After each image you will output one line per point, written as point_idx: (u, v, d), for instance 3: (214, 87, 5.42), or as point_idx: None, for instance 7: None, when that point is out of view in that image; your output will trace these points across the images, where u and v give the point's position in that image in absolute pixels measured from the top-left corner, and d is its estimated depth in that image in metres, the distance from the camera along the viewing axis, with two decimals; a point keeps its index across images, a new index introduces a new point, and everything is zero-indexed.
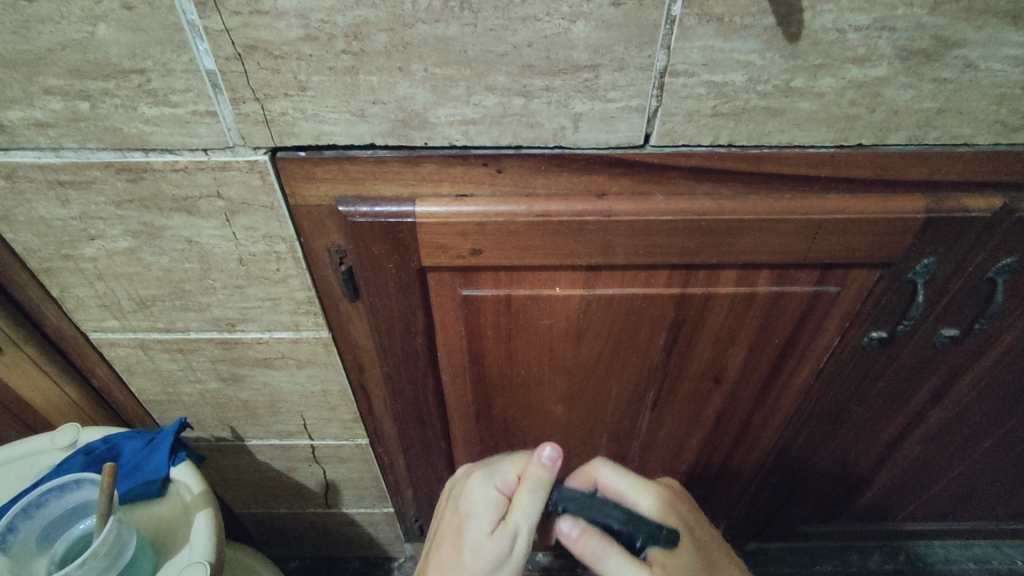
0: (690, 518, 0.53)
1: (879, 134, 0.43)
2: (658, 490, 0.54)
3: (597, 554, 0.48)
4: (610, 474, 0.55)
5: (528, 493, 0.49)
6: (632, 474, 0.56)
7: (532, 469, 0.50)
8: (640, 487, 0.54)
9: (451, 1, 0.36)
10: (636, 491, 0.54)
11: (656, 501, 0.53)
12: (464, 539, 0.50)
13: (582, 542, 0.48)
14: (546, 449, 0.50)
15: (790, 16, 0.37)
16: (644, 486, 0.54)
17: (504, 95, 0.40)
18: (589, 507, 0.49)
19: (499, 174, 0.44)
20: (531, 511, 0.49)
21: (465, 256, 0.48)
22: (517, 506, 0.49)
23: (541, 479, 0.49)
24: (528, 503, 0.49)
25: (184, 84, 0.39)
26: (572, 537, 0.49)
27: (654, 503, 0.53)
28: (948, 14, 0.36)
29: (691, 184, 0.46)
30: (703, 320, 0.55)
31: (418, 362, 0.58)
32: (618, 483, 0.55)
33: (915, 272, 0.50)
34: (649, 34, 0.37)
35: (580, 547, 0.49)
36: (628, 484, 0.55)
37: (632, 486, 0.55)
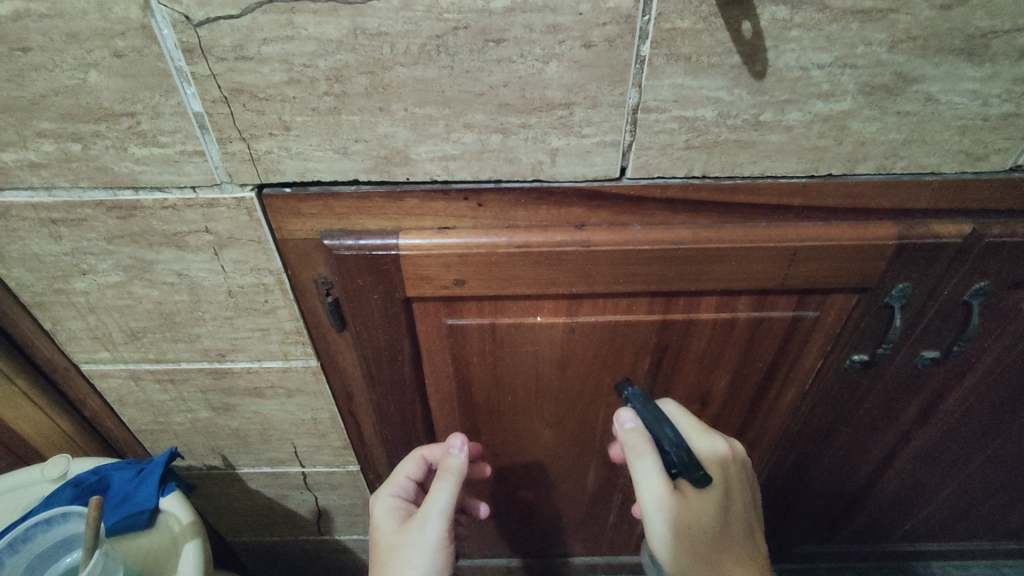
0: (733, 476, 0.51)
1: (848, 164, 0.44)
2: (713, 441, 0.52)
3: (636, 452, 0.50)
4: (674, 415, 0.55)
5: (447, 485, 0.54)
6: (698, 422, 0.55)
7: (453, 464, 0.55)
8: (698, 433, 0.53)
9: (428, 45, 0.37)
10: (694, 436, 0.53)
11: (712, 450, 0.52)
12: (382, 542, 0.58)
13: (629, 435, 0.51)
14: (456, 439, 0.56)
15: (755, 55, 0.38)
16: (705, 433, 0.53)
17: (482, 132, 0.41)
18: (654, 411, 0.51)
19: (480, 208, 0.46)
20: (448, 500, 0.55)
21: (449, 287, 0.49)
22: (432, 501, 0.55)
23: (456, 473, 0.55)
24: (444, 495, 0.55)
25: (172, 125, 0.41)
26: (624, 427, 0.52)
27: (708, 451, 0.52)
28: (907, 51, 0.38)
29: (668, 215, 0.47)
30: (686, 346, 0.56)
31: (407, 389, 0.59)
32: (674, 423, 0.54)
33: (891, 296, 0.51)
34: (619, 74, 0.39)
35: (625, 438, 0.51)
36: (690, 427, 0.54)
37: (692, 432, 0.53)
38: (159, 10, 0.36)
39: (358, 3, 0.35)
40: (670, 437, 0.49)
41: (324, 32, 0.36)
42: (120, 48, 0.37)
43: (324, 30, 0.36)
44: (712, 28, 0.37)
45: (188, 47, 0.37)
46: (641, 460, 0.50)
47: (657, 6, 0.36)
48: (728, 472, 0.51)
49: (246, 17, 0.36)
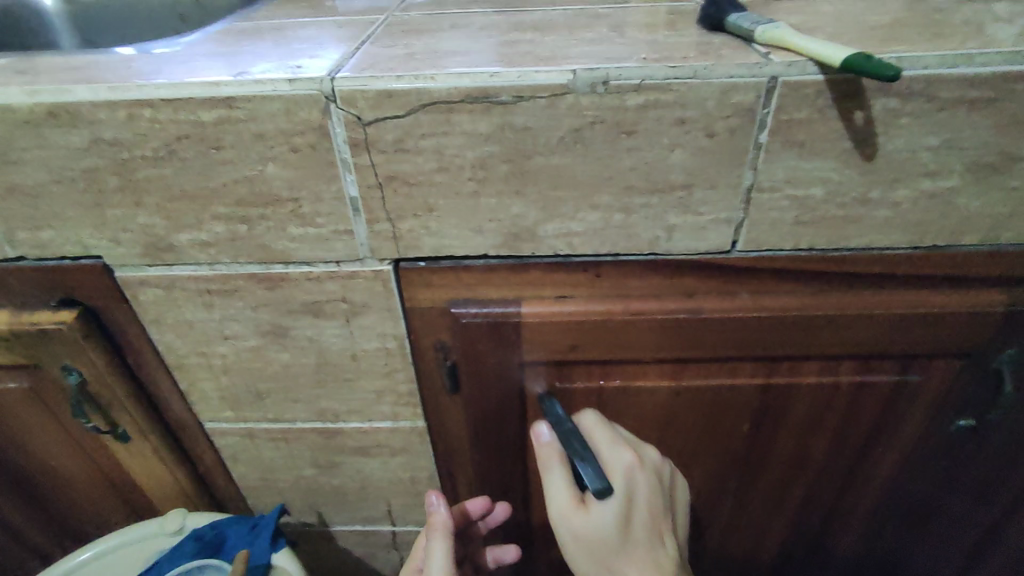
0: (641, 488, 0.48)
1: (953, 236, 0.46)
2: (619, 453, 0.49)
3: (548, 467, 0.51)
4: (592, 423, 0.53)
5: (439, 542, 0.56)
6: (614, 434, 0.52)
7: (436, 519, 0.57)
8: (607, 445, 0.50)
9: (566, 137, 0.42)
10: (606, 448, 0.50)
11: (616, 461, 0.49)
12: None
13: (544, 448, 0.52)
14: (433, 496, 0.59)
15: (866, 139, 0.41)
16: (614, 445, 0.50)
17: (606, 211, 0.45)
18: (570, 435, 0.51)
19: (597, 279, 0.49)
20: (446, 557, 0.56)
21: (562, 352, 0.52)
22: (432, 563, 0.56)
23: (444, 527, 0.57)
24: (440, 553, 0.56)
25: (329, 208, 0.46)
26: (540, 441, 0.52)
27: (611, 462, 0.49)
28: (1012, 134, 0.41)
29: (774, 284, 0.49)
30: (787, 410, 0.56)
31: (508, 450, 0.61)
32: (589, 436, 0.52)
33: (1000, 360, 0.51)
34: (738, 159, 0.42)
35: (540, 452, 0.52)
36: (604, 439, 0.51)
37: (605, 444, 0.51)
38: (335, 113, 0.41)
39: (508, 103, 0.40)
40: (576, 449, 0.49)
41: (475, 128, 0.41)
42: (297, 144, 0.42)
43: (475, 126, 0.41)
44: (827, 117, 0.40)
45: (356, 141, 0.42)
46: (550, 474, 0.51)
47: (777, 100, 0.40)
48: (634, 484, 0.48)
49: (410, 117, 0.41)
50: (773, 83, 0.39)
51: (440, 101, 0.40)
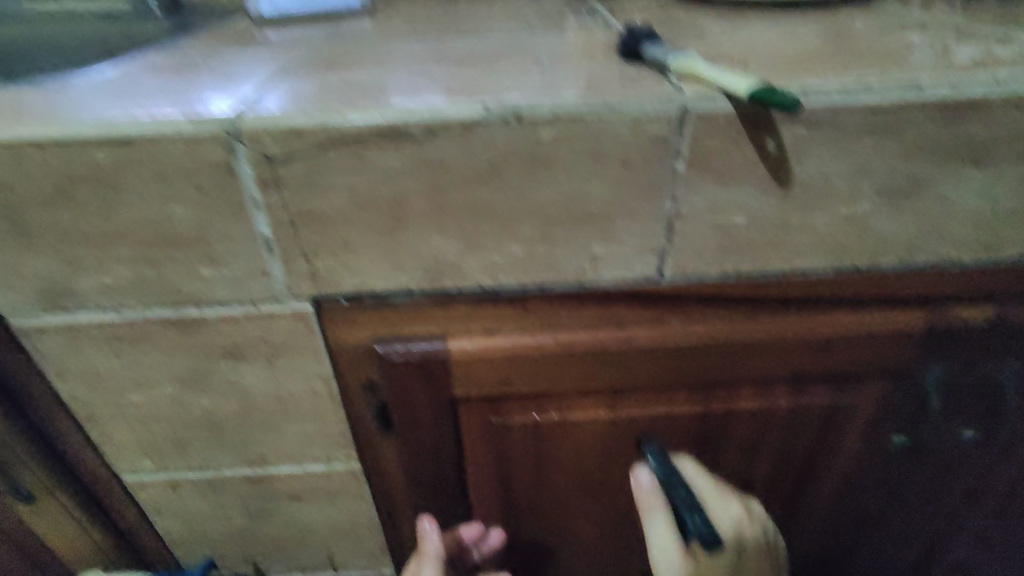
0: (751, 540, 0.50)
1: (872, 259, 0.47)
2: (728, 505, 0.51)
3: (649, 513, 0.52)
4: (693, 471, 0.54)
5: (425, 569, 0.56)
6: (716, 481, 0.54)
7: (427, 545, 0.58)
8: (711, 493, 0.52)
9: (482, 170, 0.41)
10: (711, 494, 0.52)
11: (729, 512, 0.51)
12: None
13: (644, 494, 0.53)
14: (426, 521, 0.59)
15: (780, 167, 0.41)
16: (725, 496, 0.52)
17: (529, 243, 0.44)
18: (676, 480, 0.52)
19: (525, 311, 0.48)
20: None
21: (494, 386, 0.51)
22: None
23: (433, 552, 0.57)
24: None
25: (241, 248, 0.44)
26: (640, 487, 0.54)
27: (723, 512, 0.51)
28: (918, 160, 0.42)
29: (704, 310, 0.49)
30: (726, 436, 0.56)
31: (448, 487, 0.59)
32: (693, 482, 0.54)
33: (929, 377, 0.52)
34: (656, 188, 0.42)
35: (642, 498, 0.53)
36: (708, 487, 0.53)
37: (710, 490, 0.53)
38: (238, 150, 0.39)
39: (419, 137, 0.39)
40: (682, 496, 0.51)
41: (388, 163, 0.40)
42: (201, 183, 0.40)
43: (388, 161, 0.40)
44: (740, 146, 0.40)
45: (263, 179, 0.40)
46: (653, 523, 0.52)
47: (690, 129, 0.40)
48: (743, 536, 0.50)
49: (318, 153, 0.39)
50: (684, 113, 0.39)
51: (348, 136, 0.39)
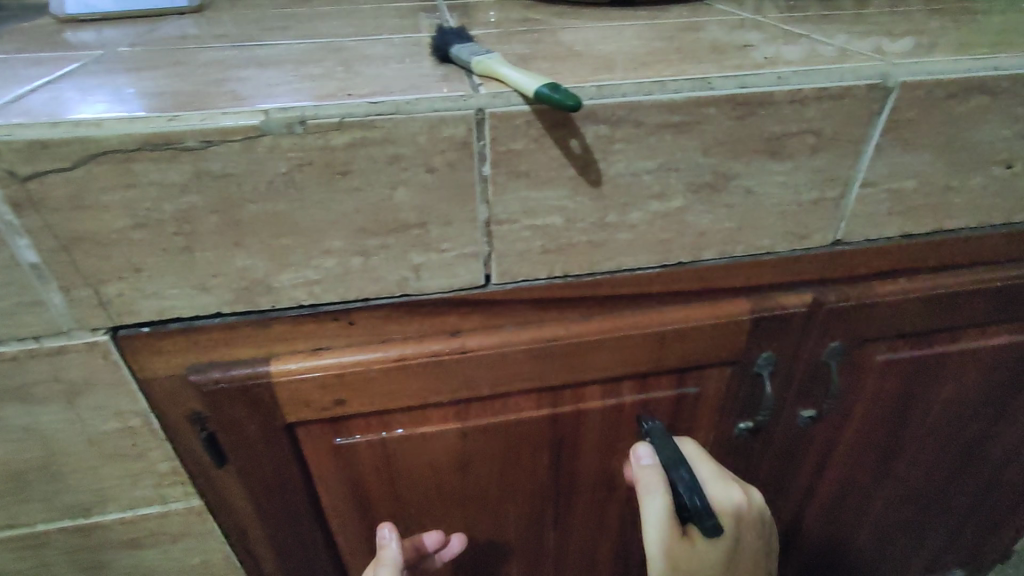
0: (746, 526, 0.50)
1: (694, 252, 0.47)
2: (729, 489, 0.50)
3: (647, 491, 0.50)
4: (694, 455, 0.54)
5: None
6: (717, 466, 0.53)
7: (386, 555, 0.55)
8: (714, 477, 0.51)
9: (275, 181, 0.38)
10: (712, 481, 0.51)
11: (729, 497, 0.50)
12: None
13: (644, 471, 0.51)
14: (386, 529, 0.56)
15: (588, 166, 0.41)
16: (723, 480, 0.51)
17: (343, 256, 0.42)
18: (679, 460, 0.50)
19: (352, 326, 0.46)
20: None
21: (330, 408, 0.48)
22: None
23: (393, 563, 0.54)
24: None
25: (8, 278, 0.39)
26: (641, 464, 0.52)
27: (721, 496, 0.50)
28: (719, 155, 0.43)
29: (540, 314, 0.48)
30: (581, 436, 0.56)
31: (303, 516, 0.55)
32: (695, 466, 0.53)
33: (760, 364, 0.54)
34: (466, 193, 0.41)
35: (641, 476, 0.51)
36: (709, 473, 0.52)
37: (711, 476, 0.52)
38: None
39: (197, 149, 0.36)
40: (684, 479, 0.49)
41: (165, 178, 0.37)
42: None
43: (164, 176, 0.37)
44: (543, 146, 0.40)
45: (18, 201, 0.36)
46: (651, 500, 0.50)
47: (489, 132, 0.39)
48: (741, 523, 0.49)
49: (80, 169, 0.36)
50: (481, 115, 0.38)
51: (112, 149, 0.35)
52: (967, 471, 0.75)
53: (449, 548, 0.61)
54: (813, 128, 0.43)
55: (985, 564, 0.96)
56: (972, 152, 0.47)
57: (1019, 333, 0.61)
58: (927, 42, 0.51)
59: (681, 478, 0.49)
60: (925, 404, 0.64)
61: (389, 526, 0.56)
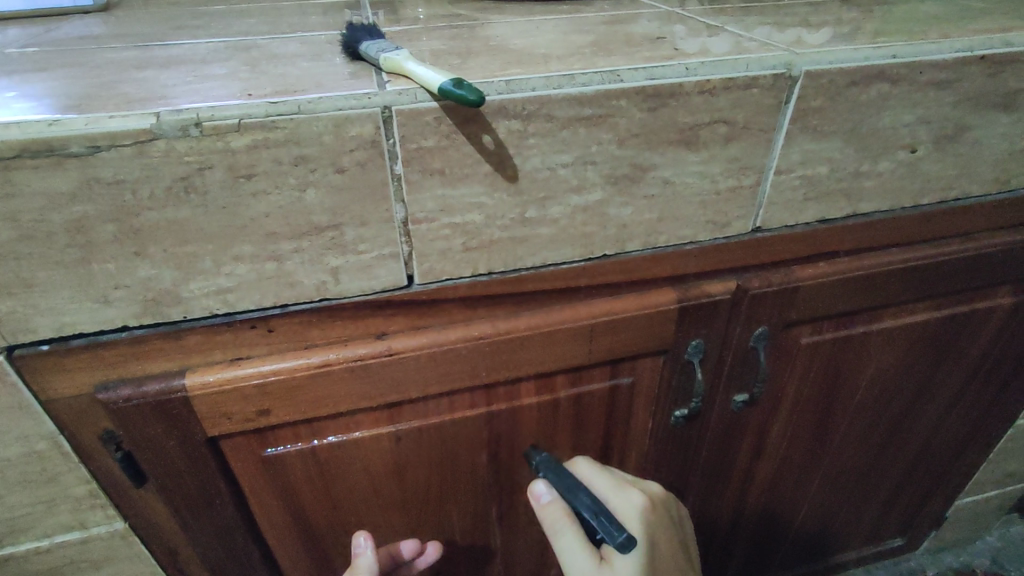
0: (657, 531, 0.50)
1: (618, 245, 0.48)
2: (626, 495, 0.52)
3: (557, 527, 0.50)
4: (590, 473, 0.55)
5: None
6: (612, 476, 0.54)
7: (361, 561, 0.54)
8: (611, 487, 0.53)
9: (174, 187, 0.36)
10: (607, 488, 0.53)
11: (628, 504, 0.51)
12: None
13: (548, 509, 0.51)
14: (360, 538, 0.56)
15: (503, 162, 0.41)
16: (621, 490, 0.52)
17: (255, 262, 0.41)
18: (571, 485, 0.51)
19: (272, 333, 0.45)
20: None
21: (253, 418, 0.47)
22: None
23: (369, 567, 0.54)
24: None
25: None
26: (541, 502, 0.52)
27: (621, 507, 0.51)
28: (634, 147, 0.43)
29: (467, 312, 0.48)
30: (518, 432, 0.56)
31: (237, 534, 0.53)
32: (592, 483, 0.54)
33: (688, 352, 0.55)
34: (379, 193, 0.40)
35: (545, 514, 0.51)
36: (606, 485, 0.53)
37: (606, 484, 0.53)
38: None
39: (83, 155, 0.34)
40: (585, 503, 0.50)
41: (51, 187, 0.35)
42: None
43: (49, 185, 0.35)
44: (455, 143, 0.39)
45: None
46: (563, 535, 0.50)
47: (397, 130, 0.38)
48: (649, 525, 0.50)
49: None
50: (387, 113, 0.37)
51: None
52: (896, 444, 0.78)
53: (425, 555, 0.62)
54: (724, 118, 0.44)
55: (921, 531, 1.00)
56: (879, 138, 0.48)
57: (938, 311, 0.63)
58: (844, 31, 0.52)
59: (584, 505, 0.50)
60: (852, 382, 0.66)
61: (366, 536, 0.56)
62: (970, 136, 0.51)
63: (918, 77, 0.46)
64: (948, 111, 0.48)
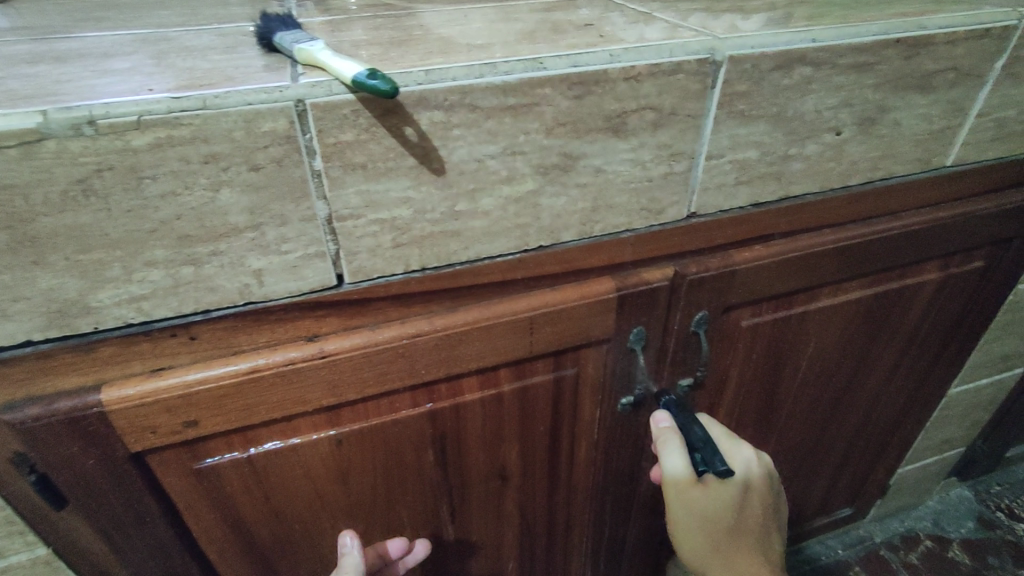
0: (755, 484, 0.56)
1: (553, 235, 0.47)
2: (739, 448, 0.58)
3: (664, 446, 0.55)
4: (707, 419, 0.61)
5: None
6: (726, 430, 0.61)
7: (347, 561, 0.55)
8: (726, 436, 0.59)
9: (71, 190, 0.34)
10: (725, 440, 0.59)
11: (738, 453, 0.57)
12: None
13: (661, 429, 0.57)
14: (347, 537, 0.57)
15: (428, 154, 0.40)
16: (733, 442, 0.58)
17: (169, 267, 0.39)
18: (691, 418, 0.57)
19: (195, 341, 0.42)
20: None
21: (181, 430, 0.45)
22: None
23: (354, 566, 0.54)
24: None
25: None
26: (659, 424, 0.58)
27: (732, 454, 0.57)
28: (563, 135, 0.43)
29: (403, 310, 0.47)
30: (464, 428, 0.55)
31: (173, 550, 0.51)
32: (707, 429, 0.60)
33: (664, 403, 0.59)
34: (299, 190, 0.39)
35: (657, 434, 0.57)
36: (720, 434, 0.59)
37: (722, 437, 0.59)
38: None
39: None
40: (698, 434, 0.55)
41: None
42: None
43: None
44: (377, 136, 0.38)
45: None
46: (668, 453, 0.55)
47: (314, 124, 0.36)
48: (751, 477, 0.56)
49: None
50: (301, 107, 0.36)
51: None
52: (839, 418, 0.80)
53: (413, 554, 0.62)
54: (651, 104, 0.44)
55: (867, 500, 1.04)
56: (804, 121, 0.49)
57: (871, 288, 0.65)
58: (772, 15, 0.52)
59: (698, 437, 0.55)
60: (793, 361, 0.68)
61: (352, 538, 0.56)
62: (891, 117, 0.52)
63: (838, 60, 0.47)
64: (869, 94, 0.50)
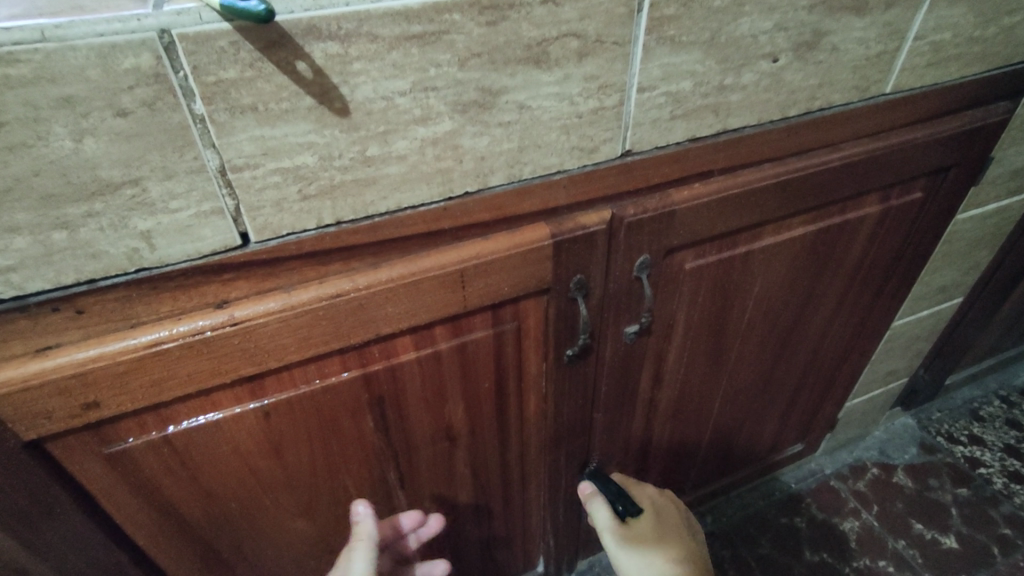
0: (659, 505, 0.68)
1: (479, 179, 0.44)
2: (642, 487, 0.71)
3: (591, 504, 0.67)
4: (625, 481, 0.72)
5: (364, 551, 0.53)
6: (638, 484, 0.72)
7: (362, 530, 0.55)
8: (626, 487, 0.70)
9: None
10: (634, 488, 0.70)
11: (643, 493, 0.69)
12: None
13: (587, 499, 0.68)
14: (360, 506, 0.56)
15: (327, 93, 0.36)
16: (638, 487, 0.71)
17: (36, 232, 0.34)
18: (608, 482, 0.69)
19: (83, 315, 0.38)
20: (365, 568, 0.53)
21: (82, 414, 0.41)
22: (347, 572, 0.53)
23: (369, 537, 0.54)
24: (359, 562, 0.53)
25: None
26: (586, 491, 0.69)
27: (639, 495, 0.69)
28: (478, 67, 0.39)
29: (320, 269, 0.43)
30: (403, 391, 0.53)
31: (92, 542, 0.47)
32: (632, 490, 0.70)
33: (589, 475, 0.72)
34: (181, 138, 0.34)
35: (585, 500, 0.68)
36: (626, 483, 0.71)
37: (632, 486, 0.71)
38: None
39: None
40: (612, 488, 0.68)
41: None
42: None
43: None
44: (264, 73, 0.34)
45: None
46: (596, 508, 0.66)
47: (185, 59, 0.32)
48: (649, 501, 0.68)
49: None
50: (167, 39, 0.31)
51: None
52: (787, 357, 0.81)
53: (426, 527, 0.64)
54: (574, 31, 0.40)
55: (817, 435, 1.08)
56: (739, 47, 0.47)
57: (814, 224, 0.64)
58: None
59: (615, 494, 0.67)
60: (740, 303, 0.67)
61: (366, 506, 0.56)
62: (828, 42, 0.50)
63: None
64: (804, 16, 0.47)
